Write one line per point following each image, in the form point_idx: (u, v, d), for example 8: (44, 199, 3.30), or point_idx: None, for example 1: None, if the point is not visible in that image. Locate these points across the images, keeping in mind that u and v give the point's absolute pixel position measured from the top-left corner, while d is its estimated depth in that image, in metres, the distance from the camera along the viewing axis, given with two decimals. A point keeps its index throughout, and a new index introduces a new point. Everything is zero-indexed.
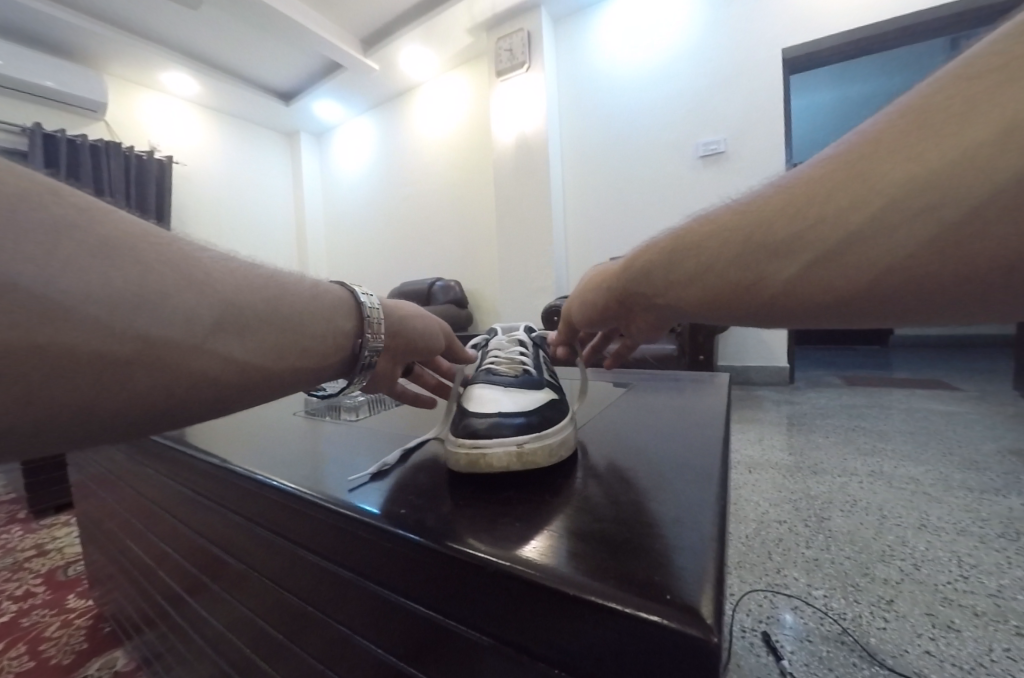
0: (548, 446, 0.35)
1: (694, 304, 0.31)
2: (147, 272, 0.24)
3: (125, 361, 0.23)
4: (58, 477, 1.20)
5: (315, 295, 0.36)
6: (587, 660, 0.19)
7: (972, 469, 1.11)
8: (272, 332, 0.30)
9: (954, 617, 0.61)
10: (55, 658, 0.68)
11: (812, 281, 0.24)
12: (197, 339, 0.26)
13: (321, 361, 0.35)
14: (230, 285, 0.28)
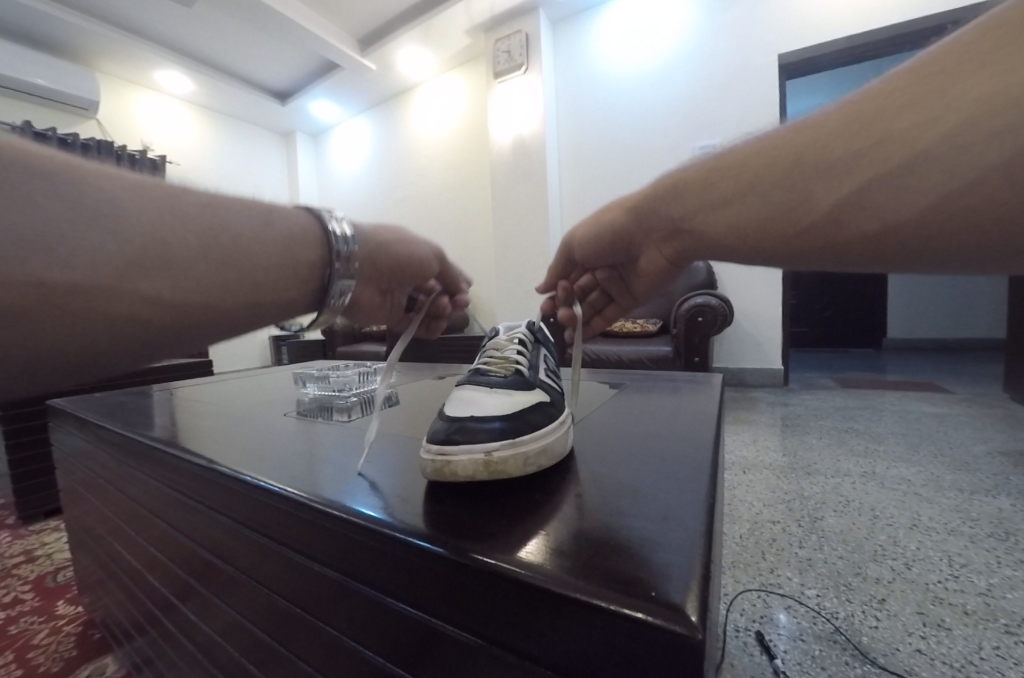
0: (521, 453, 0.33)
1: (722, 237, 0.32)
2: (36, 214, 0.23)
3: (34, 310, 0.23)
4: (47, 482, 1.19)
5: (271, 230, 0.35)
6: (576, 660, 0.19)
7: (962, 470, 1.13)
8: (211, 273, 0.30)
9: (945, 615, 0.62)
10: (43, 666, 0.67)
11: (866, 205, 0.24)
12: (113, 284, 0.25)
13: (283, 295, 0.35)
14: (149, 225, 0.27)
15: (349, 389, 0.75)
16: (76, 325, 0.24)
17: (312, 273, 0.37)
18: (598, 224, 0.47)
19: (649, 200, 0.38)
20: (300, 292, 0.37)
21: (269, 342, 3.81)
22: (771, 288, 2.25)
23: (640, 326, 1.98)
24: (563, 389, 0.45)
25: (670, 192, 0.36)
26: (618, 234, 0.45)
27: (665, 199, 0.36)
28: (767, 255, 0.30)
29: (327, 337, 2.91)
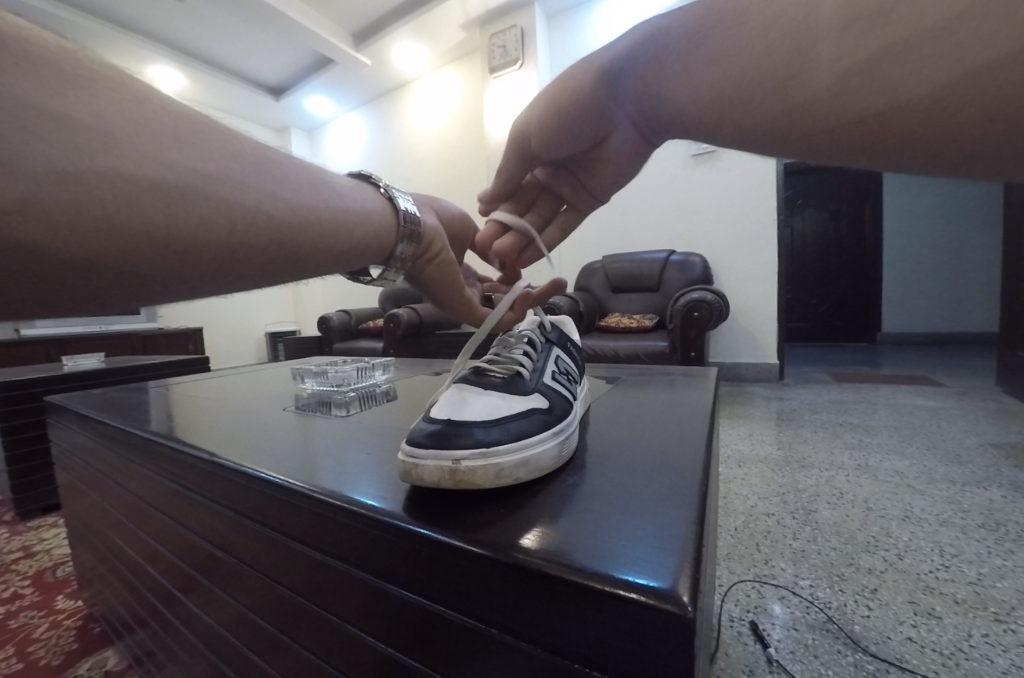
0: (493, 466, 0.29)
1: (698, 112, 0.31)
2: (176, 121, 0.29)
3: (192, 190, 0.28)
4: (45, 479, 1.19)
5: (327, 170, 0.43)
6: (574, 641, 0.20)
7: (954, 462, 1.14)
8: (298, 180, 0.37)
9: (936, 604, 0.63)
10: (44, 659, 0.67)
11: (845, 83, 0.25)
12: (239, 176, 0.32)
13: (354, 213, 0.42)
14: (241, 141, 0.34)
15: (347, 384, 0.76)
16: (222, 207, 0.30)
17: (370, 205, 0.45)
18: (544, 107, 0.40)
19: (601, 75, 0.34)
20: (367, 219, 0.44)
21: (266, 339, 3.80)
22: (767, 284, 2.26)
23: (636, 321, 1.99)
24: (569, 393, 0.43)
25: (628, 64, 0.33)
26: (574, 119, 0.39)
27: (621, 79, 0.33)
28: (739, 138, 0.31)
29: (324, 334, 2.91)
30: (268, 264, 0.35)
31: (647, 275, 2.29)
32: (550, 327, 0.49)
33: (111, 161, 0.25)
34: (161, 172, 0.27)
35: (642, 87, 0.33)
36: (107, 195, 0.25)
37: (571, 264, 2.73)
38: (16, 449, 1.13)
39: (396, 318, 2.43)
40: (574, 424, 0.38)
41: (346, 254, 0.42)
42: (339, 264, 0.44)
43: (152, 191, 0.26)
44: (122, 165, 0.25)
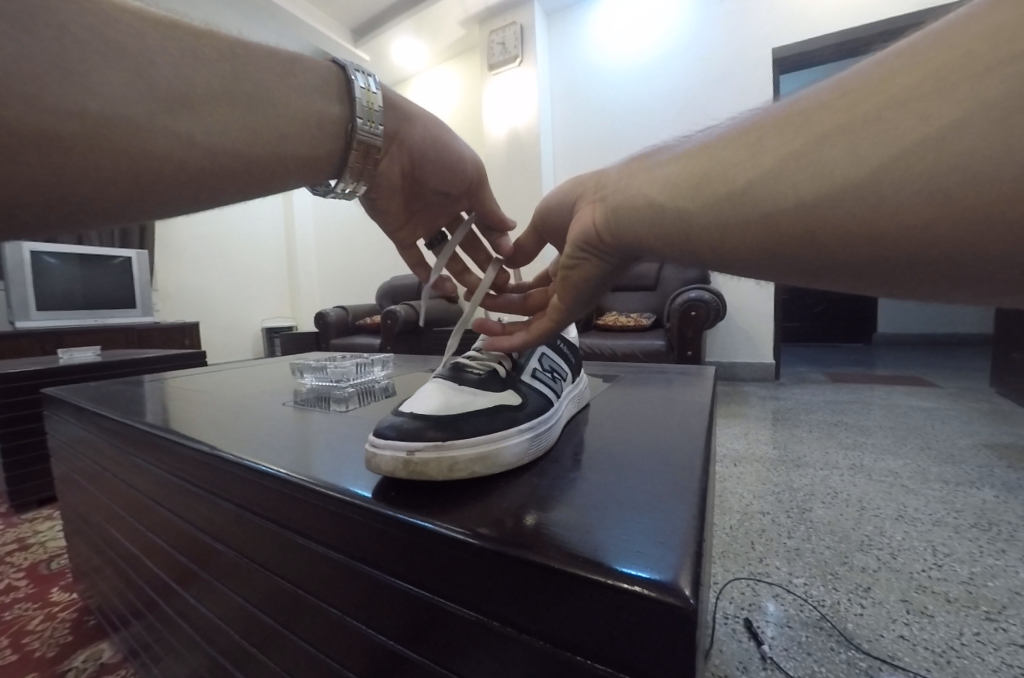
0: (447, 459, 0.29)
1: (654, 236, 0.31)
2: (71, 46, 0.27)
3: (92, 137, 0.28)
4: (39, 472, 1.18)
5: (288, 88, 0.38)
6: (574, 633, 0.20)
7: (948, 463, 1.15)
8: (233, 115, 0.34)
9: (928, 603, 0.63)
10: (39, 651, 0.67)
11: (778, 204, 0.23)
12: (151, 118, 0.30)
13: (312, 131, 0.40)
14: (167, 62, 0.30)
15: (346, 380, 0.76)
16: (125, 157, 0.29)
17: (323, 130, 0.42)
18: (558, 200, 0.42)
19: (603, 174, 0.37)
20: (315, 151, 0.41)
21: (263, 335, 3.78)
22: (764, 284, 2.27)
23: (634, 320, 1.99)
24: (551, 394, 0.41)
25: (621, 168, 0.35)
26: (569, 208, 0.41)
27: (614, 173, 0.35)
28: (693, 257, 0.30)
29: (321, 330, 2.89)
30: (206, 201, 0.36)
31: (645, 273, 2.29)
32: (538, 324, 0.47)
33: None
34: (43, 119, 0.26)
35: (607, 198, 0.34)
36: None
37: None
38: (11, 441, 1.12)
39: (394, 314, 2.43)
40: (548, 424, 0.37)
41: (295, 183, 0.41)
42: (297, 184, 0.43)
43: (38, 141, 0.26)
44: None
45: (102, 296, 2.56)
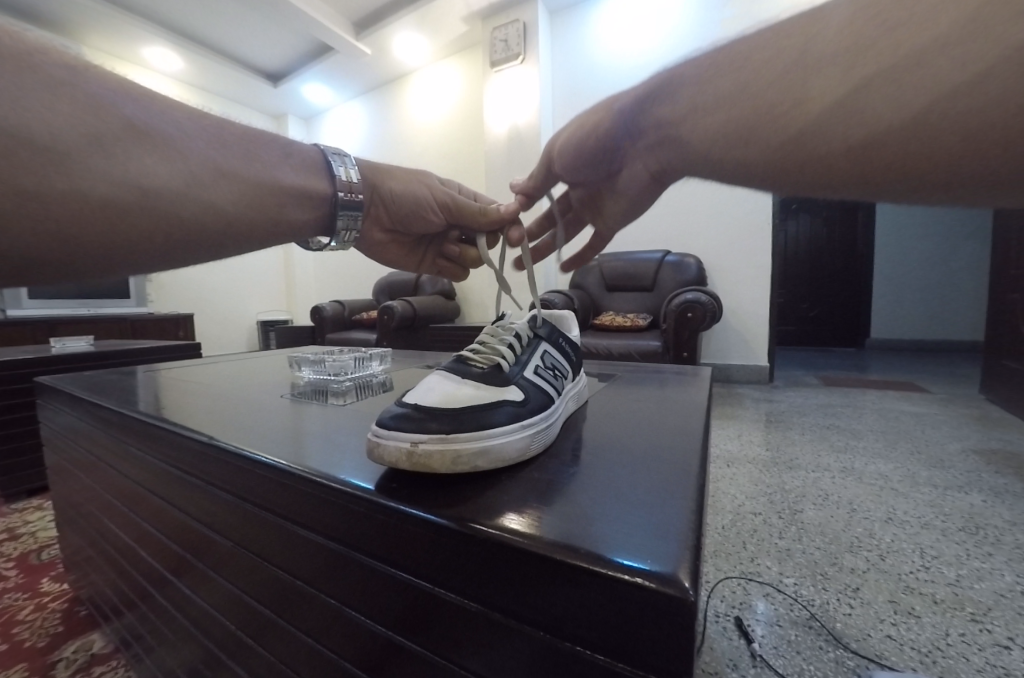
0: (450, 452, 0.29)
1: (711, 149, 0.35)
2: (136, 135, 0.32)
3: (131, 204, 0.32)
4: (29, 461, 1.17)
5: (290, 169, 0.44)
6: (578, 625, 0.20)
7: (937, 467, 1.16)
8: (251, 189, 0.39)
9: (916, 604, 0.64)
10: (29, 641, 0.67)
11: (826, 126, 0.29)
12: (189, 191, 0.35)
13: (309, 201, 0.46)
14: (202, 148, 0.36)
15: (345, 373, 0.76)
16: (158, 225, 0.34)
17: (317, 199, 0.47)
18: (582, 133, 0.47)
19: (626, 109, 0.41)
20: (312, 219, 0.47)
21: (257, 328, 3.77)
22: (760, 287, 2.28)
23: (630, 320, 2.00)
24: (552, 389, 0.41)
25: (645, 95, 0.39)
26: (599, 145, 0.46)
27: (642, 101, 0.39)
28: (754, 168, 0.33)
29: (316, 324, 2.89)
30: (206, 253, 0.39)
31: (642, 274, 2.30)
32: (541, 319, 0.48)
33: (62, 182, 0.29)
34: (104, 190, 0.31)
35: (656, 138, 0.39)
36: (51, 216, 0.29)
37: None
38: (8, 430, 1.12)
39: (390, 310, 2.42)
40: (549, 419, 0.37)
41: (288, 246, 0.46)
42: (288, 241, 0.47)
43: (93, 206, 0.30)
44: (70, 187, 0.29)
45: (95, 287, 2.54)
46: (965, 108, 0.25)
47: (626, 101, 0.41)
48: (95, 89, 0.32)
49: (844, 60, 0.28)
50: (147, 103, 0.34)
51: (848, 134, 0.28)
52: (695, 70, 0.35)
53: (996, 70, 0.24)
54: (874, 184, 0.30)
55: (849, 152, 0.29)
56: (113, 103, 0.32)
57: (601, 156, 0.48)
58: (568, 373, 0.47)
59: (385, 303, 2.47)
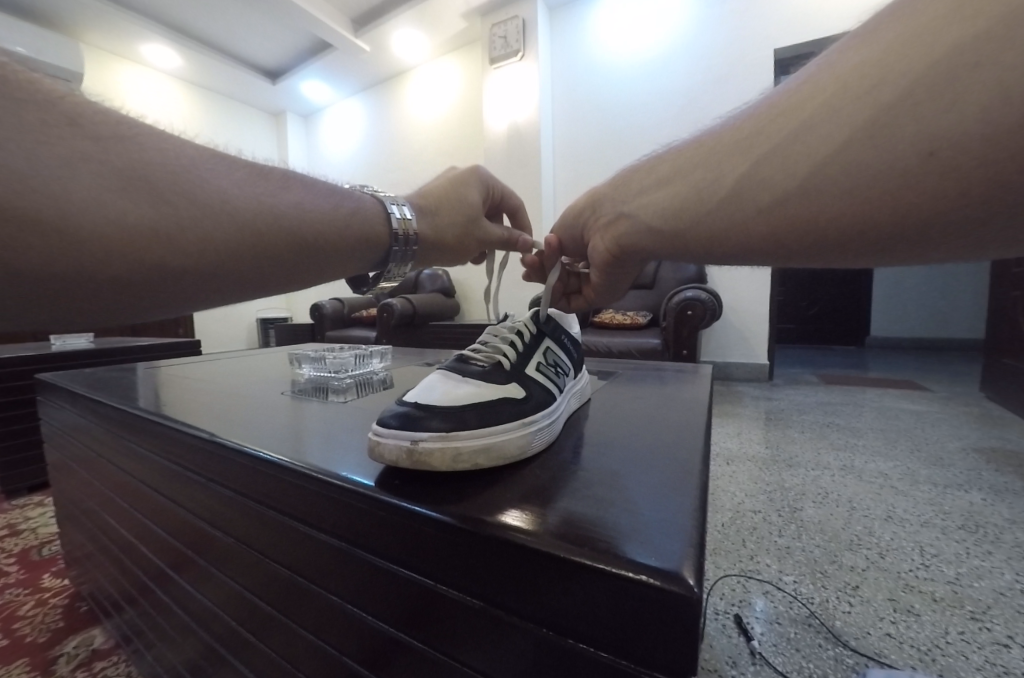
0: (451, 449, 0.29)
1: (655, 230, 0.34)
2: (168, 202, 0.26)
3: (141, 239, 0.25)
4: (29, 457, 1.17)
5: (344, 216, 0.38)
6: (584, 624, 0.20)
7: (937, 466, 1.16)
8: (296, 248, 0.33)
9: (915, 602, 0.64)
10: (30, 637, 0.67)
11: (745, 195, 0.28)
12: (224, 260, 0.29)
13: (356, 240, 0.38)
14: (247, 206, 0.30)
15: (345, 371, 0.76)
16: (182, 295, 0.28)
17: (363, 241, 0.39)
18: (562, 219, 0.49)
19: (592, 200, 0.43)
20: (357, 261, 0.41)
21: (257, 325, 3.77)
22: (760, 284, 2.28)
23: (630, 318, 1.99)
24: (555, 387, 0.41)
25: (609, 187, 0.40)
26: (576, 216, 0.46)
27: (607, 191, 0.41)
28: (705, 248, 0.32)
29: (316, 322, 2.88)
30: (234, 294, 0.32)
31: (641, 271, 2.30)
32: (544, 316, 0.47)
33: (57, 214, 0.22)
34: (108, 224, 0.24)
35: (609, 225, 0.39)
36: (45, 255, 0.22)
37: None
38: (9, 427, 1.12)
39: (390, 307, 2.42)
40: (550, 416, 0.37)
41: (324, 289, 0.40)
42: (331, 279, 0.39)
43: (106, 287, 0.25)
44: (67, 220, 0.23)
45: None
46: (871, 157, 0.23)
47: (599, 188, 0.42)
48: (121, 150, 0.26)
49: (755, 141, 0.28)
50: (184, 158, 0.28)
51: (761, 203, 0.27)
52: (649, 168, 0.36)
53: (891, 119, 0.22)
54: (850, 250, 0.26)
55: (768, 212, 0.27)
56: (142, 163, 0.26)
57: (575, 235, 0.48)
58: (569, 371, 0.47)
59: (385, 301, 2.47)
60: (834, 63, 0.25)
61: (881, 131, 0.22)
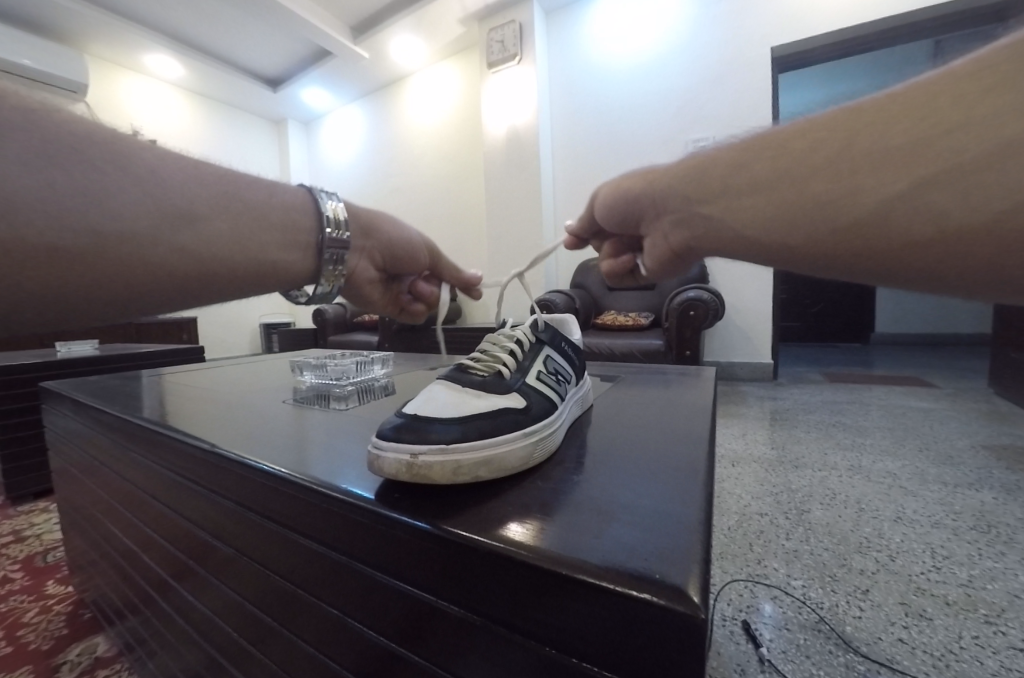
0: (451, 462, 0.29)
1: (721, 227, 0.34)
2: (107, 178, 0.33)
3: (102, 247, 0.32)
4: (36, 464, 1.18)
5: (271, 194, 0.45)
6: (587, 643, 0.19)
7: (947, 464, 1.15)
8: (215, 227, 0.38)
9: (927, 605, 0.63)
10: (34, 644, 0.67)
11: (830, 208, 0.27)
12: (152, 226, 0.35)
13: (293, 243, 0.45)
14: (176, 181, 0.37)
15: (346, 378, 0.76)
16: (121, 262, 0.34)
17: (299, 242, 0.46)
18: (621, 187, 0.45)
19: (652, 183, 0.40)
20: (296, 249, 0.45)
21: (260, 331, 3.78)
22: (762, 283, 2.27)
23: (632, 320, 1.99)
24: (555, 396, 0.40)
25: (671, 172, 0.38)
26: (638, 211, 0.43)
27: (671, 174, 0.38)
28: (766, 254, 0.32)
29: (319, 327, 2.89)
30: (184, 295, 0.39)
31: None
32: (543, 324, 0.47)
33: (39, 228, 0.30)
34: (77, 237, 0.31)
35: (676, 213, 0.38)
36: (34, 263, 0.30)
37: (568, 262, 2.73)
38: (16, 432, 1.13)
39: None
40: (551, 425, 0.37)
41: (269, 287, 0.45)
42: (274, 288, 0.46)
43: (49, 254, 0.30)
44: (46, 231, 0.30)
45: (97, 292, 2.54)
46: (937, 202, 0.24)
47: (664, 180, 0.39)
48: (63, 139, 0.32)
49: (813, 161, 0.28)
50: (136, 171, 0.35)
51: (852, 211, 0.27)
52: (716, 158, 0.35)
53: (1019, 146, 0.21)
54: (911, 271, 0.27)
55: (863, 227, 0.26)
56: (89, 149, 0.33)
57: (634, 213, 0.44)
58: (571, 378, 0.46)
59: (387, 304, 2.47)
60: (916, 101, 0.25)
61: (950, 183, 0.24)
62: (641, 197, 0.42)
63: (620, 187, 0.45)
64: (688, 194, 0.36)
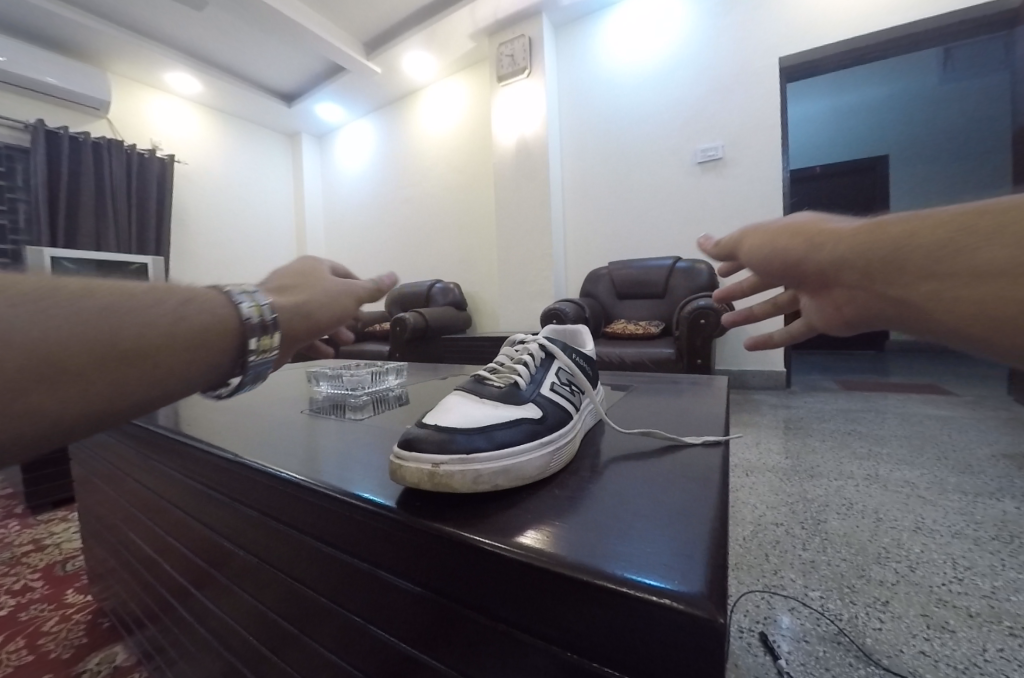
0: (471, 471, 0.29)
1: (931, 314, 0.27)
2: None
3: None
4: (56, 474, 1.21)
5: (183, 308, 0.29)
6: (603, 645, 0.20)
7: (967, 474, 1.12)
8: (97, 379, 0.24)
9: (950, 618, 0.62)
10: (55, 652, 0.68)
11: None
12: None
13: (215, 366, 0.31)
14: (26, 326, 0.22)
15: (361, 388, 0.77)
16: None
17: (224, 363, 0.31)
18: (770, 238, 0.37)
19: (819, 239, 0.33)
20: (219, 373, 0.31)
21: None
22: None
23: (642, 329, 1.98)
24: (570, 407, 0.41)
25: (851, 234, 0.31)
26: (790, 269, 0.36)
27: (852, 236, 0.31)
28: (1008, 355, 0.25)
29: None
30: None
31: (653, 281, 2.30)
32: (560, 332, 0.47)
33: None
34: None
35: (858, 284, 0.30)
36: None
37: (576, 271, 2.74)
38: None
39: (403, 321, 2.46)
40: (567, 435, 0.37)
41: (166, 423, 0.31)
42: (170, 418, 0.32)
43: None
44: None
45: None
46: None
47: (838, 241, 0.31)
48: None
49: None
50: None
51: None
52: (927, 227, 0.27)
53: None
54: None
55: None
56: None
57: (789, 273, 0.36)
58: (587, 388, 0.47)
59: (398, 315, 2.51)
60: None
61: None
62: (800, 254, 0.34)
63: (768, 237, 0.37)
64: (878, 261, 0.29)
